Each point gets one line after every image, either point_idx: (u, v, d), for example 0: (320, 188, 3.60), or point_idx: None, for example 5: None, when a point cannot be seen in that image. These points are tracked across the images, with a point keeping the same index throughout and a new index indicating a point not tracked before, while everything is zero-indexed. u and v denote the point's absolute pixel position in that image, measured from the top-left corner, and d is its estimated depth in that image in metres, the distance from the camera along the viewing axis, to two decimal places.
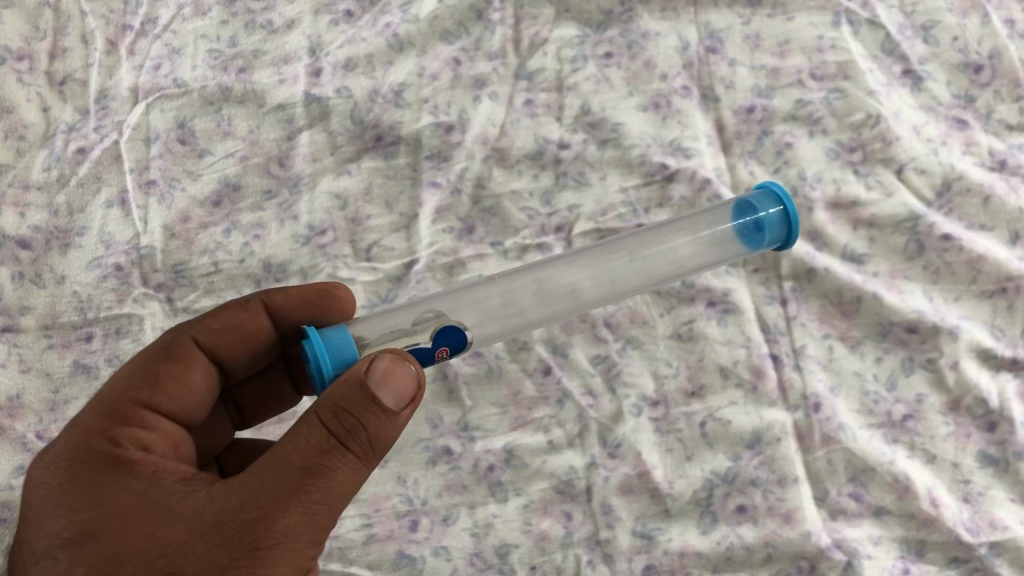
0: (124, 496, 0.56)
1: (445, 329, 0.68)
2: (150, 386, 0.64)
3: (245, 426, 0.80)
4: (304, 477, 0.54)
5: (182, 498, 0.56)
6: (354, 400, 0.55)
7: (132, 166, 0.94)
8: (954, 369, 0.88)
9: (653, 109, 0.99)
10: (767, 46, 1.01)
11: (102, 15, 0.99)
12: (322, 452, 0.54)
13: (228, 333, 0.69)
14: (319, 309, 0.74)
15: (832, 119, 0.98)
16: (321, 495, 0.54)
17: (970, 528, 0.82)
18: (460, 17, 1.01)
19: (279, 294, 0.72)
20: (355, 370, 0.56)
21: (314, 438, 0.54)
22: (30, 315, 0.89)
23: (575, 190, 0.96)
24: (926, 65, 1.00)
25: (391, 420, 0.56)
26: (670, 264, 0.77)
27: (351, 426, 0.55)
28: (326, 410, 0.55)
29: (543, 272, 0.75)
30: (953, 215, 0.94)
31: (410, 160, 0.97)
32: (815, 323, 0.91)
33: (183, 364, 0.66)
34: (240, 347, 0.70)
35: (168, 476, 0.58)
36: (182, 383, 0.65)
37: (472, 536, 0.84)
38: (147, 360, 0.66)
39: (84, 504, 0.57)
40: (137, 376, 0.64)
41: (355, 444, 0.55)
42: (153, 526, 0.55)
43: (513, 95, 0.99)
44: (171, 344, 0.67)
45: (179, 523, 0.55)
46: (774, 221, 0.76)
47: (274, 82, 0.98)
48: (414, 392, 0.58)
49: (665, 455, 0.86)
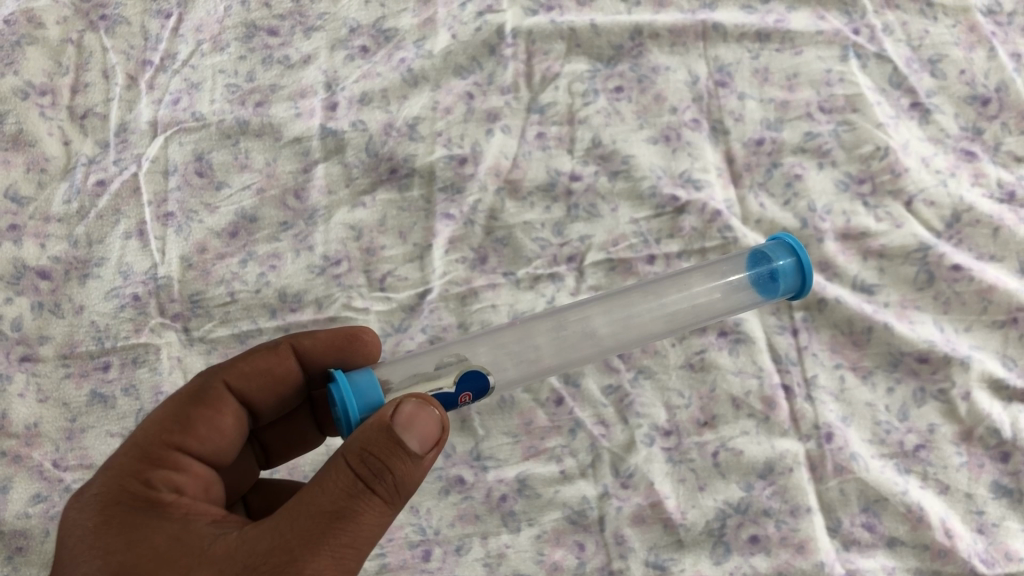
0: (158, 538, 0.57)
1: (467, 373, 0.69)
2: (182, 428, 0.64)
3: (269, 467, 0.81)
4: (333, 520, 0.55)
5: (214, 541, 0.57)
6: (380, 444, 0.57)
7: (150, 199, 0.96)
8: (966, 400, 0.88)
9: (663, 141, 1.00)
10: (776, 79, 1.03)
11: (123, 51, 1.02)
12: (350, 495, 0.56)
13: (258, 376, 0.71)
14: (346, 352, 0.75)
15: (841, 151, 0.99)
16: (349, 539, 0.55)
17: (985, 560, 0.82)
18: (474, 52, 1.03)
19: (308, 337, 0.74)
20: (381, 415, 0.58)
21: (342, 482, 0.56)
22: (49, 344, 0.90)
23: (587, 221, 0.97)
24: (934, 97, 1.01)
25: (415, 463, 0.58)
26: (686, 309, 0.79)
27: (377, 469, 0.56)
28: (353, 454, 0.57)
29: (562, 318, 0.77)
30: (963, 245, 0.94)
31: (423, 192, 0.98)
32: (826, 353, 0.92)
33: (214, 407, 0.67)
34: (269, 390, 0.72)
35: (201, 520, 0.59)
36: (214, 425, 0.66)
37: (484, 566, 0.84)
38: (181, 403, 0.66)
39: (118, 546, 0.57)
40: (169, 418, 0.65)
41: (382, 487, 0.56)
42: (186, 568, 0.55)
43: (525, 128, 1.00)
44: (203, 387, 0.68)
45: (213, 565, 0.55)
46: (788, 270, 0.77)
47: (290, 116, 0.99)
48: (438, 435, 0.59)
49: (677, 485, 0.86)
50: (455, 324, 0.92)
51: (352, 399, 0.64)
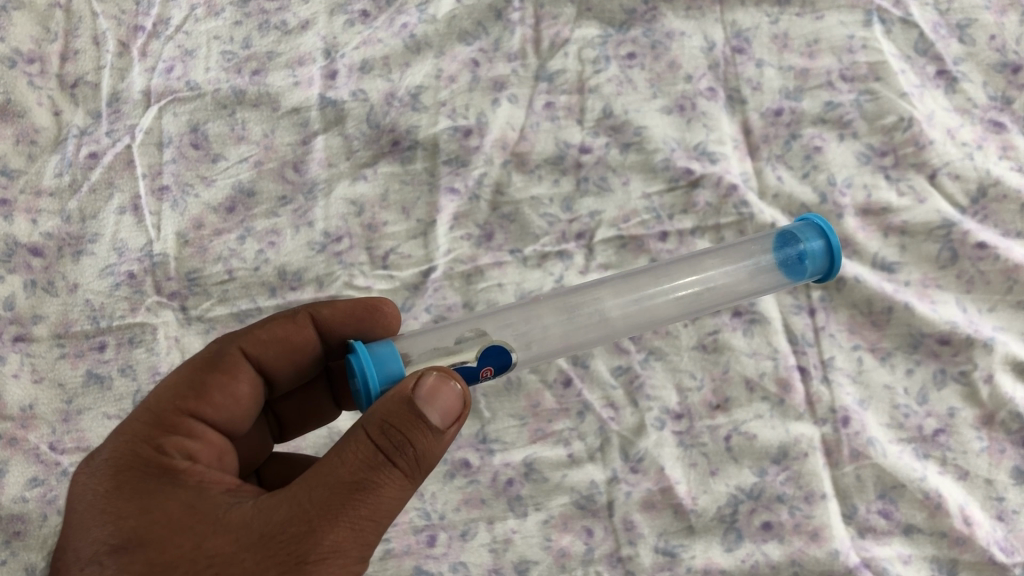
0: (171, 504, 0.55)
1: (490, 347, 0.67)
2: (196, 395, 0.62)
3: (283, 440, 0.78)
4: (352, 492, 0.53)
5: (228, 509, 0.55)
6: (401, 417, 0.54)
7: (145, 171, 0.93)
8: (989, 383, 0.85)
9: (677, 111, 0.96)
10: (795, 46, 0.98)
11: (113, 16, 0.98)
12: (370, 467, 0.53)
13: (276, 345, 0.68)
14: (365, 325, 0.72)
15: (863, 122, 0.95)
16: (368, 510, 0.53)
17: (1004, 548, 0.80)
18: (479, 17, 0.98)
19: (328, 307, 0.71)
20: (401, 387, 0.55)
21: (361, 453, 0.53)
22: (43, 324, 0.88)
23: (597, 195, 0.94)
24: (961, 65, 0.96)
25: (436, 438, 0.55)
26: (705, 293, 0.75)
27: (398, 442, 0.54)
28: (374, 425, 0.54)
29: (572, 300, 0.73)
30: (988, 221, 0.90)
31: (427, 165, 0.95)
32: (844, 334, 0.89)
33: (230, 373, 0.64)
34: (285, 358, 0.68)
35: (214, 488, 0.57)
36: (229, 392, 0.64)
37: (491, 552, 0.82)
38: (195, 369, 0.64)
39: (130, 512, 0.55)
40: (183, 384, 0.63)
41: (402, 460, 0.54)
42: (200, 536, 0.53)
43: (533, 97, 0.96)
44: (218, 353, 0.65)
45: (228, 534, 0.53)
46: (816, 253, 0.74)
47: (288, 85, 0.96)
48: (460, 410, 0.57)
49: (688, 470, 0.84)
50: (459, 303, 0.90)
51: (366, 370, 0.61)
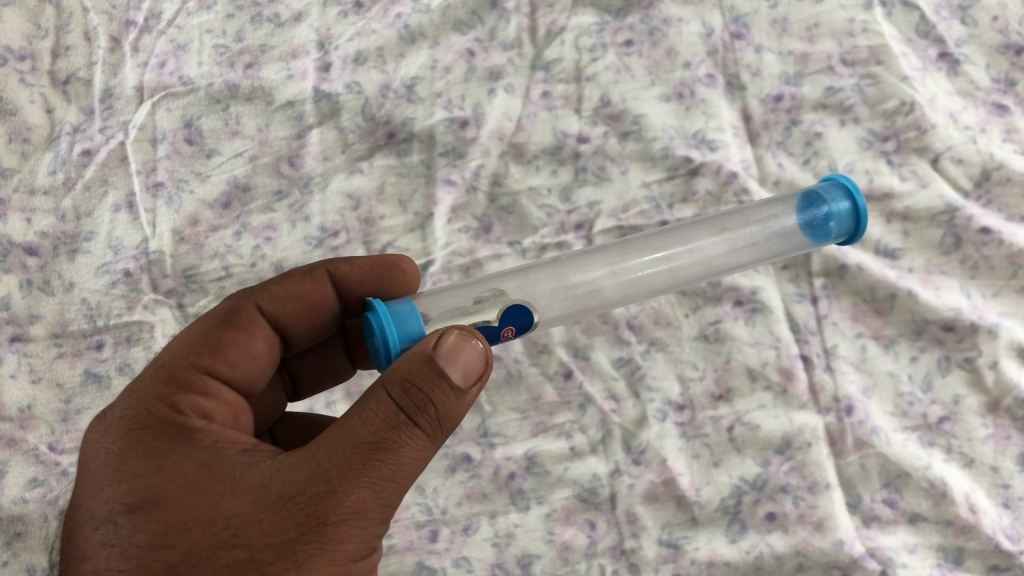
0: (187, 463, 0.54)
1: (512, 308, 0.66)
2: (212, 351, 0.61)
3: (297, 399, 0.79)
4: (374, 452, 0.51)
5: (245, 468, 0.54)
6: (422, 375, 0.53)
7: (139, 168, 0.92)
8: (994, 369, 0.84)
9: (676, 99, 0.95)
10: (795, 30, 0.97)
11: (104, 11, 0.97)
12: (390, 427, 0.52)
13: (293, 302, 0.67)
14: (384, 283, 0.71)
15: (864, 107, 0.94)
16: (388, 472, 0.52)
17: (1010, 535, 0.79)
18: (474, 6, 0.97)
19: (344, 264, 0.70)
20: (423, 346, 0.54)
21: (382, 412, 0.52)
22: (40, 323, 0.87)
23: (595, 185, 0.93)
24: (963, 47, 0.95)
25: (458, 399, 0.54)
26: (689, 263, 0.74)
27: (420, 402, 0.52)
28: (395, 385, 0.53)
29: (567, 267, 0.72)
30: (991, 206, 0.89)
31: (423, 157, 0.94)
32: (847, 322, 0.88)
33: (246, 331, 0.63)
34: (300, 316, 0.68)
35: (231, 447, 0.56)
36: (245, 349, 0.63)
37: (494, 546, 0.82)
38: (210, 326, 0.63)
39: (145, 471, 0.54)
40: (196, 341, 0.62)
41: (424, 420, 0.53)
42: (217, 496, 0.52)
43: (529, 87, 0.95)
44: (233, 310, 0.64)
45: (246, 494, 0.52)
46: (842, 214, 0.74)
47: (282, 78, 0.95)
48: (482, 369, 0.55)
49: (691, 461, 0.83)
50: None
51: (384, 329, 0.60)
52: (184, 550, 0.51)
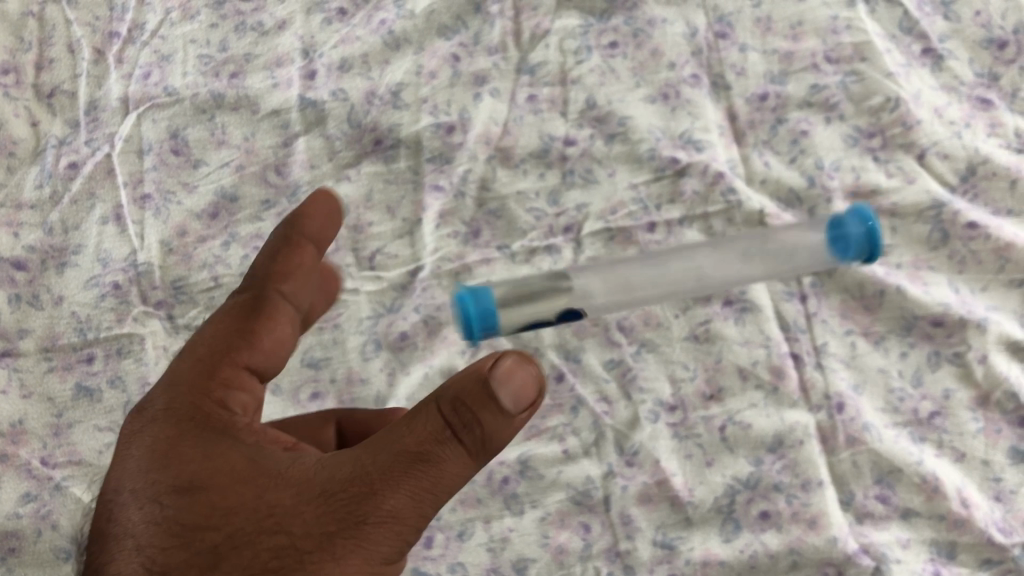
0: (234, 456, 0.57)
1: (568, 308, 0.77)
2: (248, 343, 0.64)
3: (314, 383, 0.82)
4: (416, 462, 0.52)
5: (290, 463, 0.56)
6: (474, 396, 0.52)
7: (125, 180, 0.92)
8: (983, 363, 0.84)
9: (662, 100, 0.95)
10: (779, 29, 0.97)
11: (87, 23, 0.98)
12: (436, 441, 0.53)
13: (290, 275, 0.66)
14: (334, 217, 0.69)
15: (849, 104, 0.94)
16: (428, 481, 0.52)
17: (1003, 528, 0.79)
18: (458, 11, 0.98)
19: (305, 219, 0.67)
20: (480, 365, 0.53)
21: (429, 425, 0.53)
22: (29, 338, 0.87)
23: (583, 188, 0.93)
24: (946, 42, 0.95)
25: (507, 424, 0.53)
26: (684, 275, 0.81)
27: (468, 421, 0.52)
28: (446, 401, 0.53)
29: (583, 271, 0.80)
30: (978, 200, 0.90)
31: (410, 163, 0.94)
32: (837, 319, 0.88)
33: (272, 318, 0.65)
34: (309, 292, 0.68)
35: (274, 445, 0.58)
36: (275, 337, 0.65)
37: (489, 551, 0.82)
38: (241, 317, 0.65)
39: (194, 458, 0.57)
40: (231, 333, 0.64)
41: (468, 438, 0.53)
42: (261, 488, 0.55)
43: (515, 91, 0.96)
44: (257, 297, 0.66)
45: (291, 487, 0.54)
46: (857, 238, 0.76)
47: (267, 87, 0.95)
48: (536, 399, 0.53)
49: (684, 462, 0.83)
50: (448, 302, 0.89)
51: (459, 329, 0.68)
52: (228, 533, 0.54)
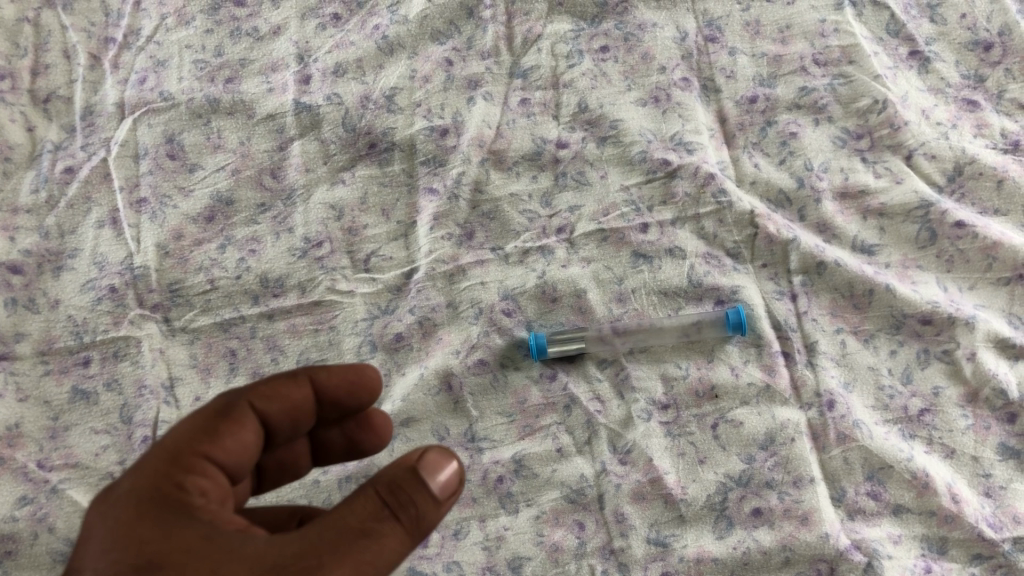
0: (192, 533, 0.50)
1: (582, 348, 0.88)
2: (211, 437, 0.55)
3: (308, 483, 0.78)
4: (359, 536, 0.50)
5: (242, 542, 0.50)
6: (406, 480, 0.53)
7: (122, 184, 0.93)
8: (972, 361, 0.85)
9: (652, 103, 0.97)
10: (767, 32, 0.99)
11: (82, 28, 1.00)
12: (376, 517, 0.51)
13: (280, 403, 0.60)
14: (353, 390, 0.65)
15: (837, 105, 0.95)
16: (371, 556, 0.50)
17: (992, 524, 0.80)
18: (451, 16, 1.00)
19: (326, 371, 0.63)
20: (407, 457, 0.54)
21: (367, 505, 0.52)
22: (26, 341, 0.86)
23: (575, 190, 0.94)
24: (933, 45, 0.98)
25: (437, 508, 0.53)
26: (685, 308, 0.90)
27: (403, 499, 0.52)
28: (382, 485, 0.53)
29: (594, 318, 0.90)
30: (966, 200, 0.91)
31: (405, 166, 0.95)
32: (827, 318, 0.88)
33: (238, 422, 0.57)
34: (285, 418, 0.61)
35: (228, 526, 0.52)
36: (241, 440, 0.56)
37: (484, 550, 0.81)
38: (205, 415, 0.57)
39: (152, 535, 0.50)
40: (197, 427, 0.56)
41: (405, 516, 0.52)
42: (216, 563, 0.49)
43: (507, 94, 0.98)
44: (227, 400, 0.58)
45: (246, 562, 0.49)
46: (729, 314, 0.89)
47: (263, 92, 0.97)
48: (457, 489, 0.55)
49: (677, 460, 0.83)
50: (443, 303, 0.89)
51: (536, 356, 0.86)
52: None
